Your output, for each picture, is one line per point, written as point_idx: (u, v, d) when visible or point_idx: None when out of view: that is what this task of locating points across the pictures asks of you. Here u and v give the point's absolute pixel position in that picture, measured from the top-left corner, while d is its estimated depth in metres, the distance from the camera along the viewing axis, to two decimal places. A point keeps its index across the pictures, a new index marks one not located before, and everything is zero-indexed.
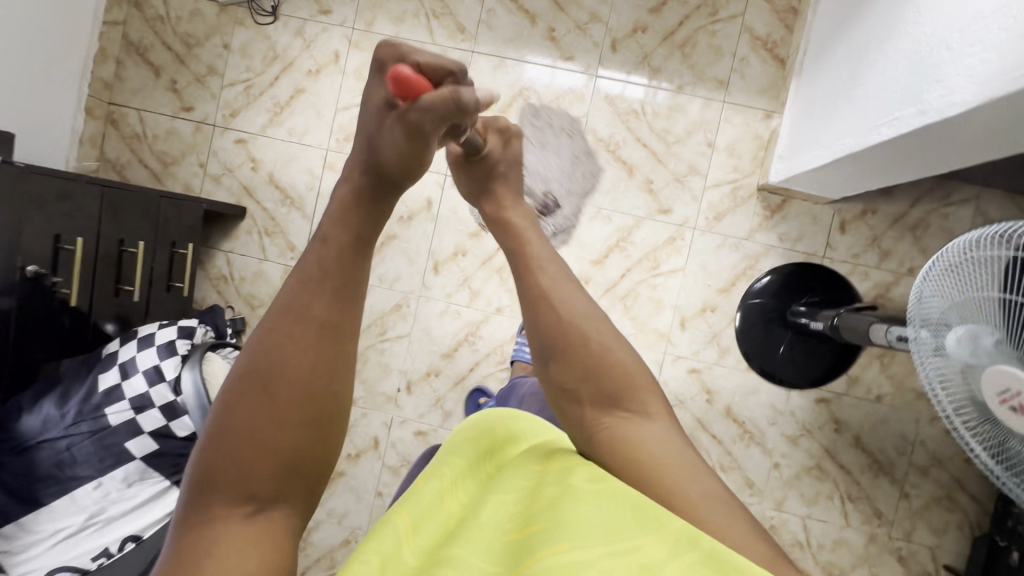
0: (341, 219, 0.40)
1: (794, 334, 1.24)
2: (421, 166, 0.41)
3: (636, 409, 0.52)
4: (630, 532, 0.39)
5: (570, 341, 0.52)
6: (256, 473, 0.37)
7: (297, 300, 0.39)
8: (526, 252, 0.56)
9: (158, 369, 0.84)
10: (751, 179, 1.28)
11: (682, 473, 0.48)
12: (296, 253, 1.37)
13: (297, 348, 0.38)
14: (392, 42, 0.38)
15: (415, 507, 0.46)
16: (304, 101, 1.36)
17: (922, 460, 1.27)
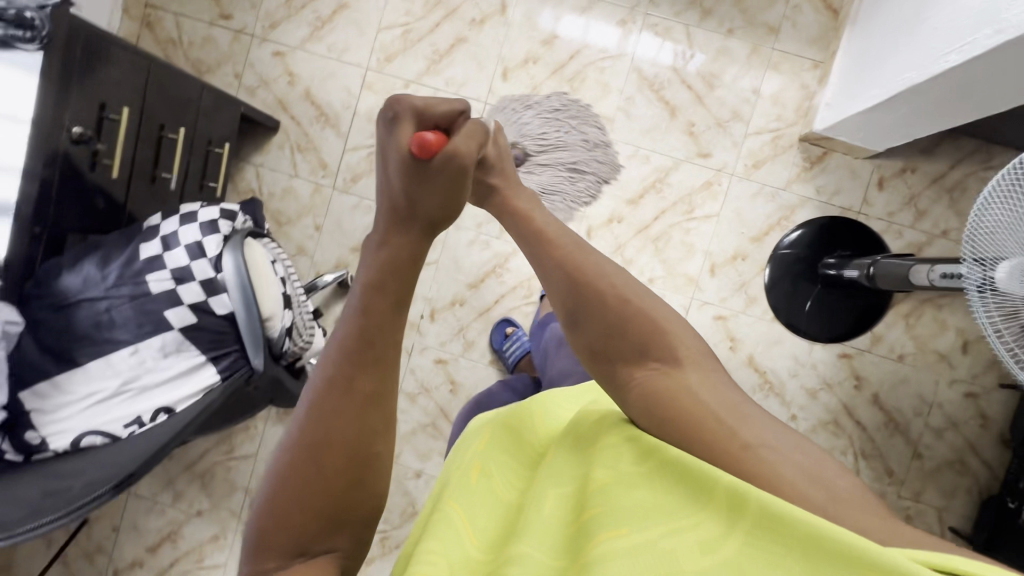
0: (374, 291, 0.47)
1: (824, 287, 1.27)
2: (447, 213, 0.49)
3: (665, 360, 0.51)
4: (682, 511, 0.39)
5: (591, 297, 0.53)
6: (306, 535, 0.45)
7: (343, 375, 0.46)
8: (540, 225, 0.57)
9: (200, 245, 0.83)
10: (794, 129, 1.27)
11: (730, 421, 0.46)
12: (327, 171, 1.35)
13: (340, 419, 0.45)
14: (400, 97, 0.46)
15: (466, 502, 0.49)
16: (347, 17, 1.33)
17: (938, 423, 1.28)
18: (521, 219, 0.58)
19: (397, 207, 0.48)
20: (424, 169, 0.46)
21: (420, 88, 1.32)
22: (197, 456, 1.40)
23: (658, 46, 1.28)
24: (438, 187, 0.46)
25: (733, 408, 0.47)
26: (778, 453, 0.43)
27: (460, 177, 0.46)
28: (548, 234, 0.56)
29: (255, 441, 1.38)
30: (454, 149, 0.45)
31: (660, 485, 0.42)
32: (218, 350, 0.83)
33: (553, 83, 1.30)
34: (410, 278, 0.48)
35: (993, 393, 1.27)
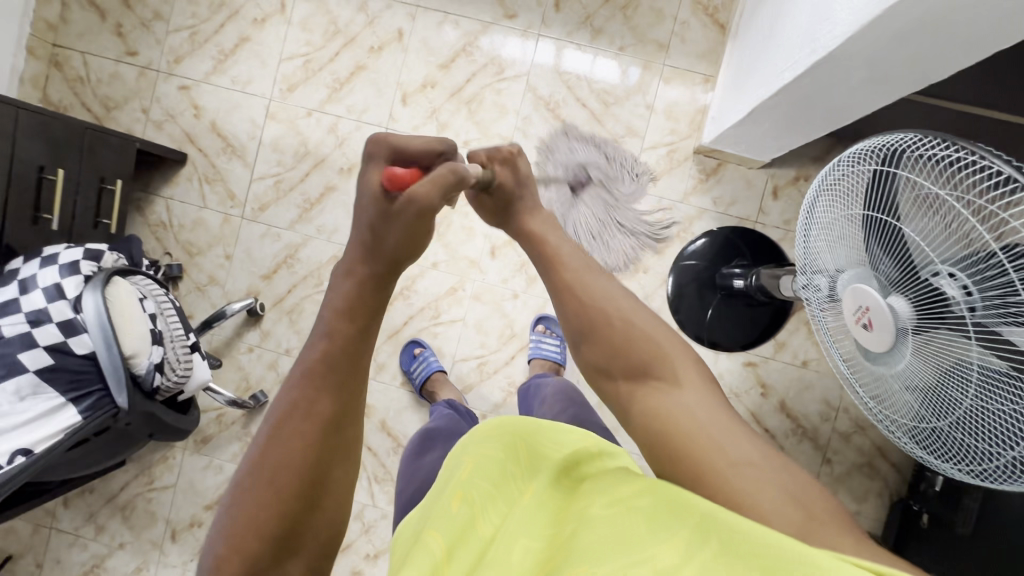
0: (347, 315, 0.47)
1: (724, 296, 1.25)
2: (422, 242, 0.46)
3: (665, 377, 0.55)
4: (648, 542, 0.41)
5: (594, 320, 0.57)
6: (255, 562, 0.43)
7: (303, 398, 0.46)
8: (548, 249, 0.62)
9: (58, 286, 0.85)
10: (688, 142, 1.29)
11: (716, 438, 0.50)
12: (235, 202, 1.37)
13: (297, 442, 0.45)
14: (382, 136, 0.46)
15: (446, 528, 0.50)
16: (249, 49, 1.36)
17: (846, 427, 1.29)
18: (533, 239, 0.62)
19: (365, 241, 0.47)
20: (388, 205, 0.45)
21: (323, 116, 1.34)
22: (118, 489, 1.40)
23: (591, 61, 1.31)
24: (411, 223, 0.44)
25: (722, 423, 0.51)
26: (756, 470, 0.47)
27: (428, 217, 0.44)
28: (562, 257, 0.61)
29: (174, 472, 1.39)
30: (441, 173, 0.44)
31: (627, 521, 0.44)
32: (79, 390, 0.84)
33: (451, 106, 1.32)
34: (379, 307, 0.48)
35: None
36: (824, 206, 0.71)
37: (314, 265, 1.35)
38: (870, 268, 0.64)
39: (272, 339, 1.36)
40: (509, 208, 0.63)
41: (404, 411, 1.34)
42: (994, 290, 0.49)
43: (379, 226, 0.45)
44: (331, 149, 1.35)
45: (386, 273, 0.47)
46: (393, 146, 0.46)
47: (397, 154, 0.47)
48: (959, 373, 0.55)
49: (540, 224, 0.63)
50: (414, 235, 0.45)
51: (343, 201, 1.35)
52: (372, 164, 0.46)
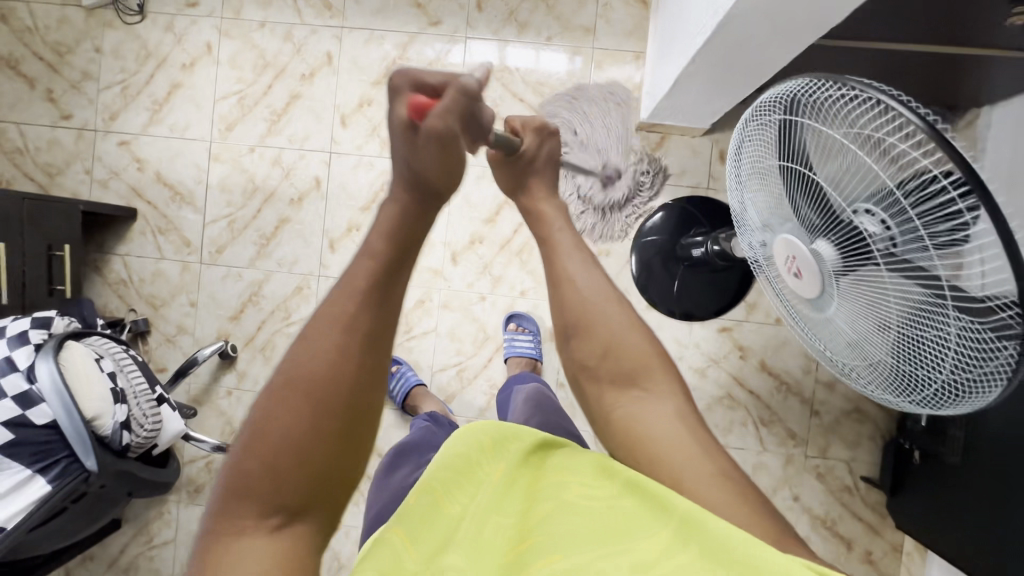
0: (387, 237, 0.49)
1: (686, 268, 1.25)
2: (452, 170, 0.50)
3: (647, 388, 0.60)
4: (630, 535, 0.45)
5: (591, 319, 0.61)
6: (285, 489, 0.42)
7: (341, 314, 0.46)
8: (551, 237, 0.67)
9: (9, 359, 0.84)
10: (629, 120, 1.30)
11: (684, 449, 0.54)
12: (191, 248, 1.36)
13: (337, 357, 0.45)
14: (406, 71, 0.47)
15: (410, 523, 0.49)
16: (182, 95, 1.35)
17: (828, 376, 1.29)
18: (539, 220, 0.67)
19: (404, 175, 0.50)
20: (413, 134, 0.48)
21: (265, 150, 1.34)
22: (118, 552, 1.39)
23: (538, 58, 1.31)
24: (437, 145, 0.47)
25: (686, 435, 0.56)
26: (722, 480, 0.51)
27: (449, 142, 0.47)
28: (560, 246, 0.65)
29: (172, 526, 1.38)
30: (453, 88, 0.46)
31: (606, 514, 0.48)
32: (45, 460, 0.84)
33: None
34: (415, 238, 0.51)
35: None
36: (748, 158, 0.70)
37: (280, 298, 1.35)
38: (795, 215, 0.64)
39: (249, 378, 1.35)
40: (527, 174, 0.68)
41: (391, 429, 1.33)
42: (905, 224, 0.49)
43: (412, 151, 0.48)
44: (278, 182, 1.34)
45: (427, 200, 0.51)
46: (419, 77, 0.48)
47: (424, 85, 0.48)
48: (886, 313, 0.56)
49: (552, 209, 0.67)
50: (448, 161, 0.49)
51: (298, 230, 1.34)
52: (394, 97, 0.48)
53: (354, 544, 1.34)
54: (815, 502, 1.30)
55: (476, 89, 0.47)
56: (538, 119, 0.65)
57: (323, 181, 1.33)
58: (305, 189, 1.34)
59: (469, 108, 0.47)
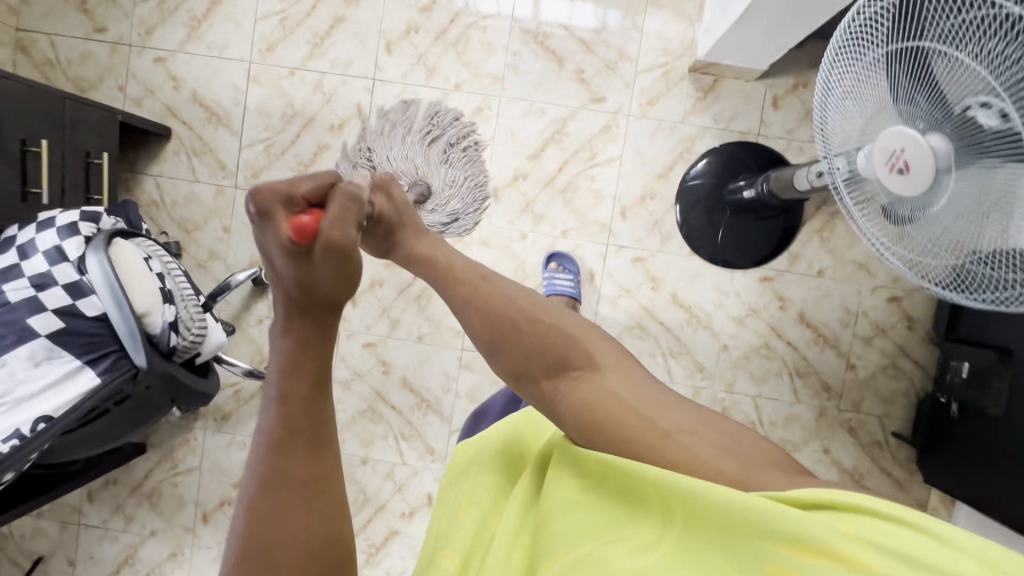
0: (291, 373, 0.42)
1: (734, 213, 1.24)
2: (352, 282, 0.41)
3: (583, 366, 0.52)
4: (621, 522, 0.43)
5: (517, 328, 0.53)
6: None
7: (275, 470, 0.42)
8: (453, 272, 0.58)
9: (59, 249, 0.82)
10: (683, 61, 1.26)
11: (644, 410, 0.49)
12: (227, 171, 1.33)
13: (285, 520, 0.41)
14: (266, 190, 0.38)
15: (460, 543, 0.51)
16: (222, 13, 1.31)
17: (866, 331, 1.29)
18: (426, 262, 0.59)
19: (295, 296, 0.41)
20: (303, 254, 0.39)
21: (307, 74, 1.30)
22: (143, 477, 1.38)
23: (568, 9, 1.26)
24: (337, 258, 0.39)
25: (640, 402, 0.50)
26: (691, 433, 0.47)
27: (354, 258, 0.40)
28: (455, 271, 0.57)
29: (197, 453, 1.36)
30: (339, 203, 0.39)
31: (598, 496, 0.46)
32: (95, 353, 0.82)
33: (438, 49, 1.28)
34: (328, 359, 0.43)
35: (916, 294, 1.28)
36: (847, 53, 0.66)
37: None
38: (903, 108, 0.61)
39: None
40: (394, 233, 0.59)
41: (424, 365, 1.32)
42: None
43: (304, 275, 0.40)
44: (319, 107, 1.31)
45: (323, 313, 0.42)
46: (292, 193, 0.39)
47: (297, 199, 0.39)
48: (993, 210, 0.56)
49: (427, 248, 0.59)
50: (344, 273, 0.40)
51: (337, 158, 1.31)
52: (263, 218, 0.39)
53: (382, 477, 1.34)
54: (845, 456, 1.30)
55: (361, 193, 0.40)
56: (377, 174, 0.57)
57: (365, 108, 1.30)
58: (346, 116, 1.30)
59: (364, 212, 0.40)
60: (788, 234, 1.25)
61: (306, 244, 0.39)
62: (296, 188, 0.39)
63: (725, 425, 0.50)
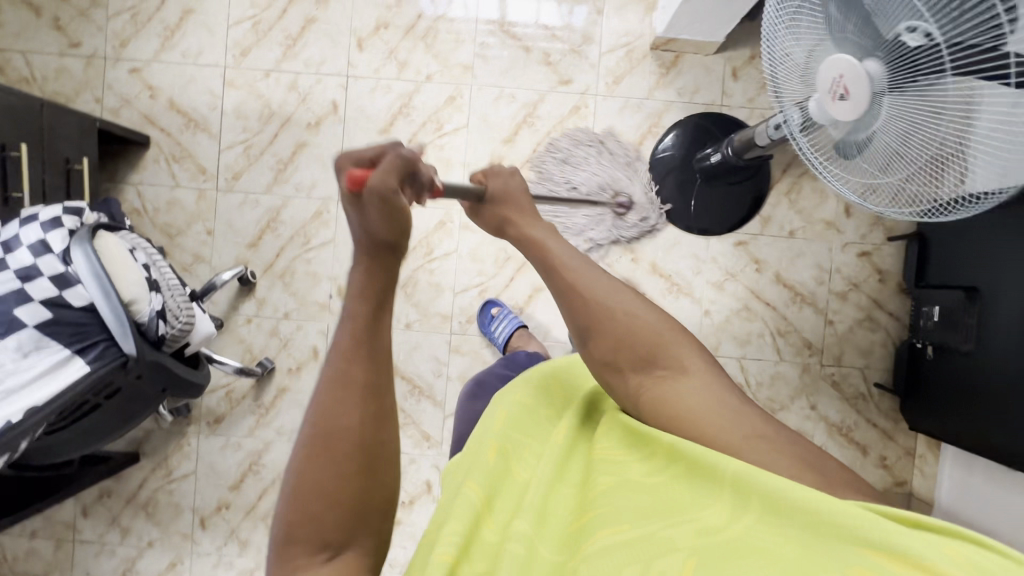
0: (360, 298, 0.51)
1: (704, 180, 1.28)
2: (406, 226, 0.51)
3: (670, 366, 0.60)
4: (691, 505, 0.48)
5: (601, 319, 0.61)
6: (324, 526, 0.47)
7: (343, 373, 0.49)
8: (548, 255, 0.65)
9: (44, 242, 0.83)
10: (644, 40, 1.31)
11: (727, 415, 0.56)
12: (207, 175, 1.35)
13: (335, 405, 0.48)
14: (346, 154, 0.52)
15: (482, 476, 0.58)
16: (195, 22, 1.34)
17: (841, 286, 1.33)
18: (535, 246, 0.67)
19: (361, 238, 0.52)
20: (360, 201, 0.50)
21: (281, 75, 1.33)
22: (137, 486, 1.37)
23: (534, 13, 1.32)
24: (380, 206, 0.49)
25: (721, 406, 0.57)
26: (768, 441, 0.53)
27: (390, 198, 0.49)
28: (561, 261, 0.64)
29: (192, 458, 1.36)
30: (388, 163, 0.50)
31: (661, 483, 0.52)
32: (83, 342, 0.83)
33: (408, 43, 1.32)
34: (391, 284, 0.52)
35: (883, 248, 1.33)
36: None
37: (299, 224, 1.34)
38: (843, 41, 0.65)
39: (269, 305, 1.35)
40: (504, 206, 0.70)
41: (414, 352, 1.34)
42: (963, 20, 0.52)
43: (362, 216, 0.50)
44: (295, 107, 1.34)
45: (389, 254, 0.52)
46: (360, 158, 0.51)
47: (364, 162, 0.52)
48: (944, 127, 0.61)
49: (542, 236, 0.67)
50: (397, 218, 0.50)
51: (317, 155, 1.34)
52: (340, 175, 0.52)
53: None
54: (831, 410, 1.34)
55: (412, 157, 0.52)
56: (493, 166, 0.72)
57: (340, 105, 1.33)
58: (322, 113, 1.33)
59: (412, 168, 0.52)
60: (760, 197, 1.30)
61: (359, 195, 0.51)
62: (361, 151, 0.52)
63: (805, 443, 0.55)
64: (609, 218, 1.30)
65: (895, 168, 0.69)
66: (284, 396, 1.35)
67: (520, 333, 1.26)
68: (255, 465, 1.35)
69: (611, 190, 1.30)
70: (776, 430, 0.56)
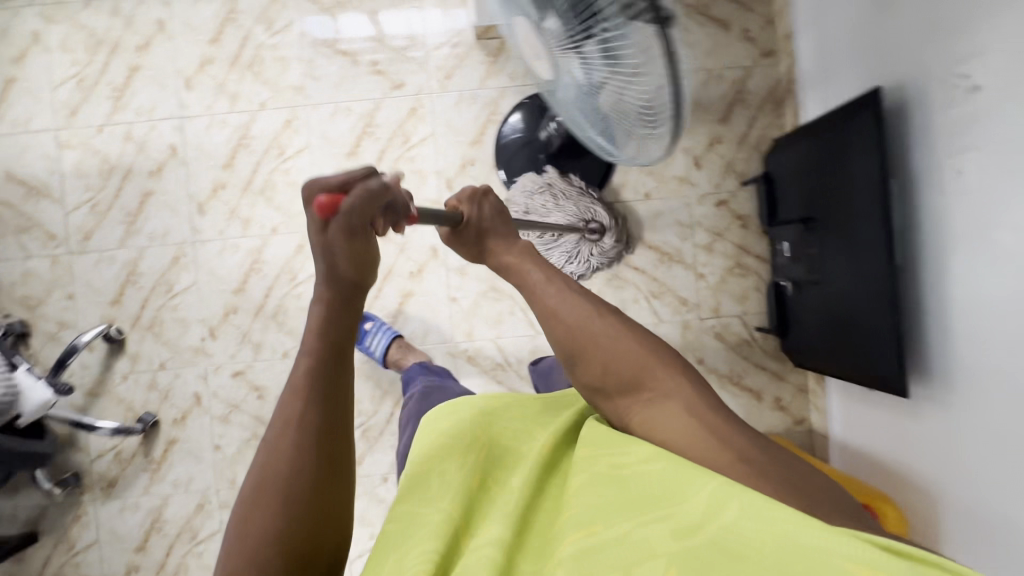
0: (319, 333, 0.58)
1: (550, 157, 1.27)
2: (371, 264, 0.59)
3: (654, 387, 0.61)
4: (677, 500, 0.50)
5: (583, 342, 0.63)
6: (294, 543, 0.51)
7: (290, 407, 0.55)
8: (528, 279, 0.70)
9: None
10: (468, 32, 1.32)
11: (715, 429, 0.57)
12: (58, 240, 1.33)
13: (304, 434, 0.54)
14: (316, 182, 0.54)
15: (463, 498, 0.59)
16: (19, 89, 1.32)
17: (705, 239, 1.34)
18: (518, 273, 0.71)
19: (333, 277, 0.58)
20: (331, 228, 0.54)
21: (115, 128, 1.32)
22: (40, 567, 1.33)
23: (411, 18, 1.31)
24: (347, 238, 0.54)
25: (705, 429, 0.57)
26: (757, 458, 0.55)
27: (358, 236, 0.55)
28: (540, 287, 0.68)
29: (92, 527, 1.33)
30: (360, 188, 0.52)
31: (644, 483, 0.53)
32: None
33: (236, 75, 1.32)
34: (351, 319, 0.60)
35: (740, 194, 1.34)
36: None
37: (159, 272, 1.32)
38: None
39: (142, 359, 1.32)
40: (484, 237, 0.76)
41: None
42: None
43: (332, 248, 0.55)
44: (134, 157, 1.32)
45: (350, 291, 0.59)
46: (324, 183, 0.53)
47: (332, 186, 0.54)
48: (609, 87, 0.65)
49: (516, 257, 0.73)
50: (359, 250, 0.56)
51: (164, 201, 1.32)
52: (310, 202, 0.55)
53: None
54: (718, 362, 1.34)
55: (384, 187, 0.54)
56: (467, 192, 0.77)
57: (179, 147, 1.32)
58: (163, 159, 1.32)
59: (383, 199, 0.54)
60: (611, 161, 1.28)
61: (331, 221, 0.53)
62: (331, 179, 0.54)
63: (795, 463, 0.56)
64: (585, 246, 1.28)
65: (593, 115, 0.75)
66: (174, 447, 1.32)
67: (391, 342, 1.26)
68: (156, 522, 1.33)
69: (582, 219, 1.27)
70: (764, 455, 0.56)
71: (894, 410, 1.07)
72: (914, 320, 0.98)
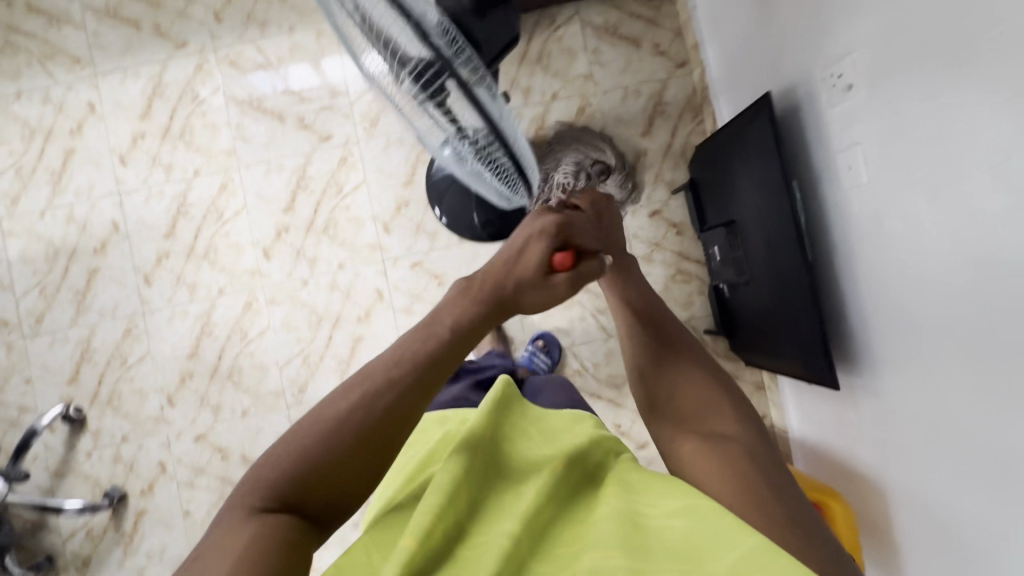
0: (472, 296, 0.50)
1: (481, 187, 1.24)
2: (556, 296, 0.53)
3: (722, 427, 0.54)
4: (709, 553, 0.36)
5: (667, 360, 0.61)
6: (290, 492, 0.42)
7: (403, 357, 0.47)
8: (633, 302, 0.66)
9: None
10: None
11: (768, 478, 0.48)
12: (10, 327, 1.35)
13: (388, 389, 0.45)
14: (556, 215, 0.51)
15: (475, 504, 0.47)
16: None
17: (643, 251, 1.37)
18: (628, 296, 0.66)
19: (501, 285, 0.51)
20: (548, 276, 0.51)
21: (56, 211, 1.35)
22: None
23: (344, 70, 1.35)
24: (566, 285, 0.51)
25: (748, 467, 0.49)
26: (805, 518, 0.45)
27: (577, 282, 0.51)
28: (643, 315, 0.65)
29: None
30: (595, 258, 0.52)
31: (673, 528, 0.40)
32: None
33: (168, 146, 1.35)
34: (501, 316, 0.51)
35: (672, 203, 1.37)
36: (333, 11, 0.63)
37: (112, 346, 1.34)
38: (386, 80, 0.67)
39: (104, 434, 1.33)
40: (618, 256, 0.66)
41: (257, 436, 1.33)
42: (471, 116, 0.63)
43: (526, 290, 0.51)
44: (77, 237, 1.35)
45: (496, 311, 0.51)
46: (563, 218, 0.51)
47: (561, 219, 0.52)
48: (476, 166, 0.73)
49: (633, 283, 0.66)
50: (546, 299, 0.52)
51: (111, 275, 1.34)
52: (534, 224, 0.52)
53: None
54: None
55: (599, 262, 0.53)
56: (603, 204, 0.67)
57: (120, 222, 1.35)
58: (106, 235, 1.34)
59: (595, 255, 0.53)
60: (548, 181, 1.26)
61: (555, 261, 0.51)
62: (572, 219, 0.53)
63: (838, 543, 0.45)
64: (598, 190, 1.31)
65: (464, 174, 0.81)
66: (143, 518, 1.32)
67: None
68: None
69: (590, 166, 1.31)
70: (801, 510, 0.46)
71: (836, 403, 1.09)
72: (834, 314, 1.01)
